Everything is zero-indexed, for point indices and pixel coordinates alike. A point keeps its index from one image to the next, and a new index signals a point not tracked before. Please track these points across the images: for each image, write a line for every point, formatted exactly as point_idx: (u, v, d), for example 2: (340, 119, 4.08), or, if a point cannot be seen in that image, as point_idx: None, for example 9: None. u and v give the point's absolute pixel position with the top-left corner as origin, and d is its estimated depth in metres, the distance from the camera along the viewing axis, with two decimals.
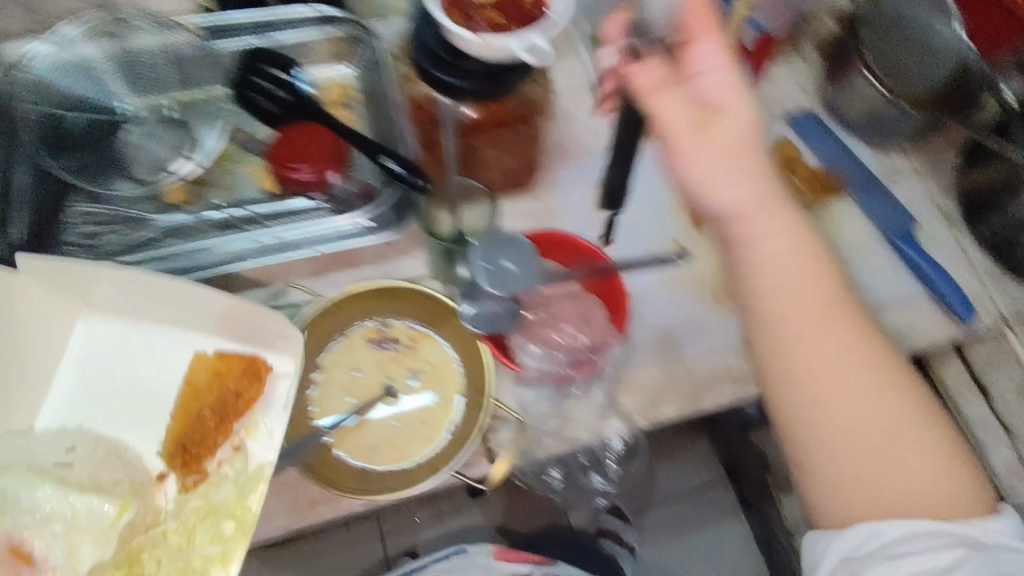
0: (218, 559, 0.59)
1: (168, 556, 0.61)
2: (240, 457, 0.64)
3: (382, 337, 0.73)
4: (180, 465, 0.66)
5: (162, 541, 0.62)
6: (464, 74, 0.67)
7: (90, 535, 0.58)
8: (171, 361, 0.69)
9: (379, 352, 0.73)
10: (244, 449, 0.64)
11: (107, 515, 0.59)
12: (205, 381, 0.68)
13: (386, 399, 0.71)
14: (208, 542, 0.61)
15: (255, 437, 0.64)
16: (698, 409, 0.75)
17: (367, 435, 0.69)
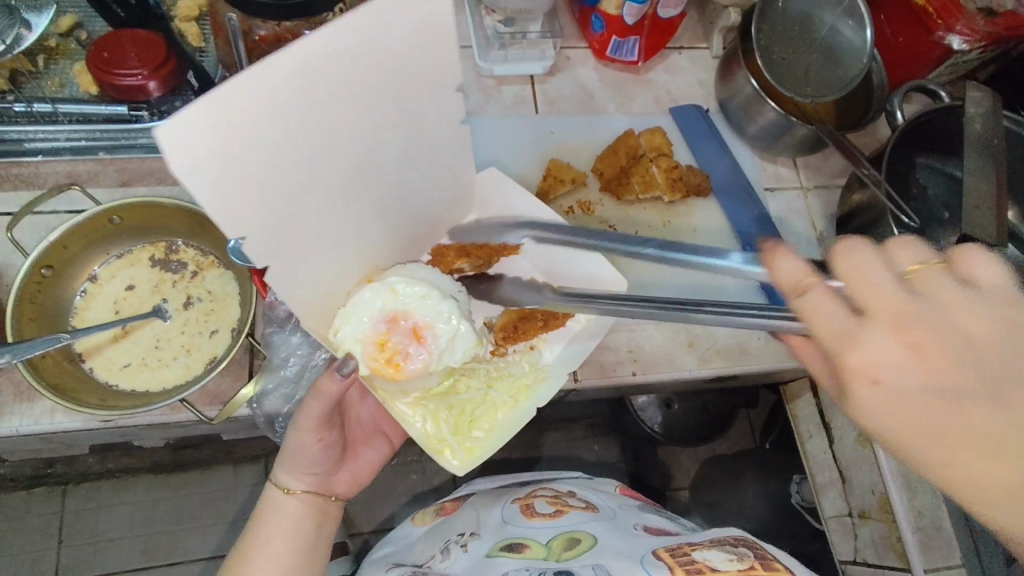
0: (497, 404, 0.62)
1: (479, 386, 0.63)
2: (529, 353, 0.66)
3: (168, 258, 0.68)
4: (502, 334, 0.64)
5: (477, 371, 0.63)
6: None
7: (458, 348, 0.59)
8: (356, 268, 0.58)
9: (159, 271, 0.67)
10: (537, 348, 0.66)
11: (467, 339, 0.59)
12: (513, 321, 0.65)
13: (152, 319, 0.65)
14: (502, 392, 0.63)
15: (548, 347, 0.66)
16: None
17: (123, 352, 0.63)
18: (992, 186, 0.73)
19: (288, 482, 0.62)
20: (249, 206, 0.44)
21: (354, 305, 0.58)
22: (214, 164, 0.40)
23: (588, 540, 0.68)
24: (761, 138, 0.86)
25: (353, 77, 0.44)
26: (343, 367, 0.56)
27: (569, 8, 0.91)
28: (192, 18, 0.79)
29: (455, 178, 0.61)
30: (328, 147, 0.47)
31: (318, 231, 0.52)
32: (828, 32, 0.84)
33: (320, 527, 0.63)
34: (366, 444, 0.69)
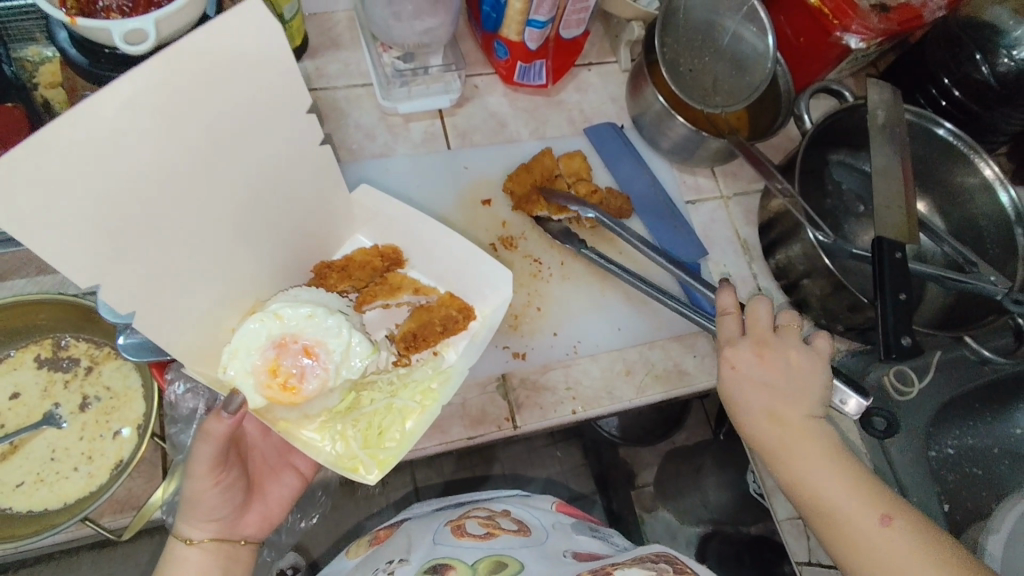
0: (405, 412, 0.57)
1: (382, 396, 0.58)
2: (434, 360, 0.62)
3: (56, 356, 0.62)
4: (402, 346, 0.62)
5: (379, 383, 0.59)
6: (96, 60, 0.52)
7: (352, 359, 0.55)
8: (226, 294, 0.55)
9: (48, 373, 0.61)
10: (440, 352, 0.63)
11: (361, 348, 0.55)
12: (412, 327, 0.62)
13: (45, 429, 0.59)
14: (409, 399, 0.58)
15: (452, 350, 0.63)
16: (421, 451, 0.67)
17: (14, 469, 0.58)
18: (900, 185, 0.74)
19: (189, 534, 0.53)
20: (93, 243, 0.42)
21: (238, 339, 0.53)
22: (38, 202, 0.39)
23: (517, 566, 0.59)
24: (677, 152, 0.85)
25: (191, 112, 0.43)
26: (231, 404, 0.50)
27: (471, 34, 0.88)
28: (57, 84, 0.72)
29: (331, 200, 0.60)
30: (178, 179, 0.46)
31: (178, 263, 0.49)
32: (731, 39, 0.83)
33: (231, 573, 0.54)
34: (272, 476, 0.59)
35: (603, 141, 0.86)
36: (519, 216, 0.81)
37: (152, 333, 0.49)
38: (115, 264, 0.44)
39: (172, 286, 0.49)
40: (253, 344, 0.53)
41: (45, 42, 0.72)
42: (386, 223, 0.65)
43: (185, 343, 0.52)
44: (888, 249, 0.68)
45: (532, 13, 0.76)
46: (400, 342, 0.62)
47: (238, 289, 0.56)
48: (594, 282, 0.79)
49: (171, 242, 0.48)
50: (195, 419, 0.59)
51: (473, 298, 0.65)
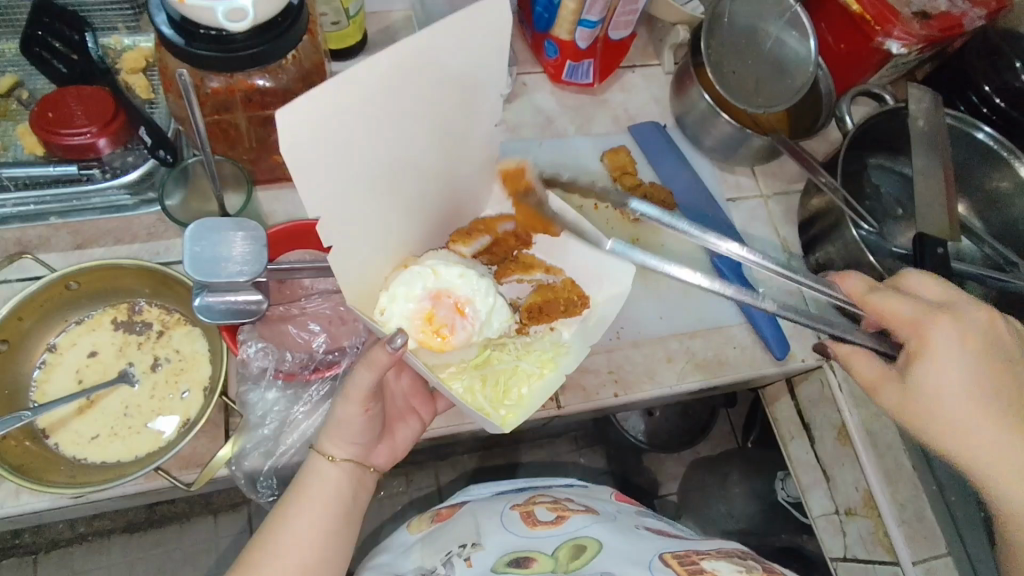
0: (528, 376, 0.62)
1: (509, 357, 0.62)
2: (549, 334, 0.64)
3: (131, 320, 0.66)
4: (525, 317, 0.63)
5: (508, 346, 0.62)
6: (193, 40, 0.55)
7: (494, 322, 0.60)
8: (391, 250, 0.58)
9: (123, 335, 0.65)
10: (556, 328, 0.64)
11: (501, 312, 0.61)
12: (535, 300, 0.64)
13: (119, 386, 0.63)
14: (532, 364, 0.62)
15: (566, 328, 0.64)
16: (465, 425, 0.69)
17: (90, 423, 0.61)
18: (940, 184, 0.75)
19: (331, 451, 0.56)
20: (331, 181, 0.46)
21: (396, 285, 0.57)
22: (304, 136, 0.42)
23: (596, 547, 0.60)
24: (719, 150, 0.88)
25: (425, 81, 0.47)
26: (393, 342, 0.50)
27: (521, 35, 0.92)
28: (139, 70, 0.77)
29: (490, 178, 0.63)
30: (399, 139, 0.49)
31: (373, 217, 0.52)
32: (774, 44, 0.86)
33: (359, 495, 0.58)
34: (401, 419, 0.62)
35: (644, 139, 0.89)
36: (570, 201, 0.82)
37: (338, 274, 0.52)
38: (332, 208, 0.47)
39: (360, 239, 0.52)
40: (410, 297, 0.57)
41: (127, 31, 0.79)
42: None
43: (354, 287, 0.55)
44: (931, 244, 0.69)
45: (584, 13, 0.79)
46: (523, 312, 0.64)
47: (402, 248, 0.59)
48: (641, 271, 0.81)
49: (375, 199, 0.51)
50: (265, 378, 0.61)
51: (589, 286, 0.64)
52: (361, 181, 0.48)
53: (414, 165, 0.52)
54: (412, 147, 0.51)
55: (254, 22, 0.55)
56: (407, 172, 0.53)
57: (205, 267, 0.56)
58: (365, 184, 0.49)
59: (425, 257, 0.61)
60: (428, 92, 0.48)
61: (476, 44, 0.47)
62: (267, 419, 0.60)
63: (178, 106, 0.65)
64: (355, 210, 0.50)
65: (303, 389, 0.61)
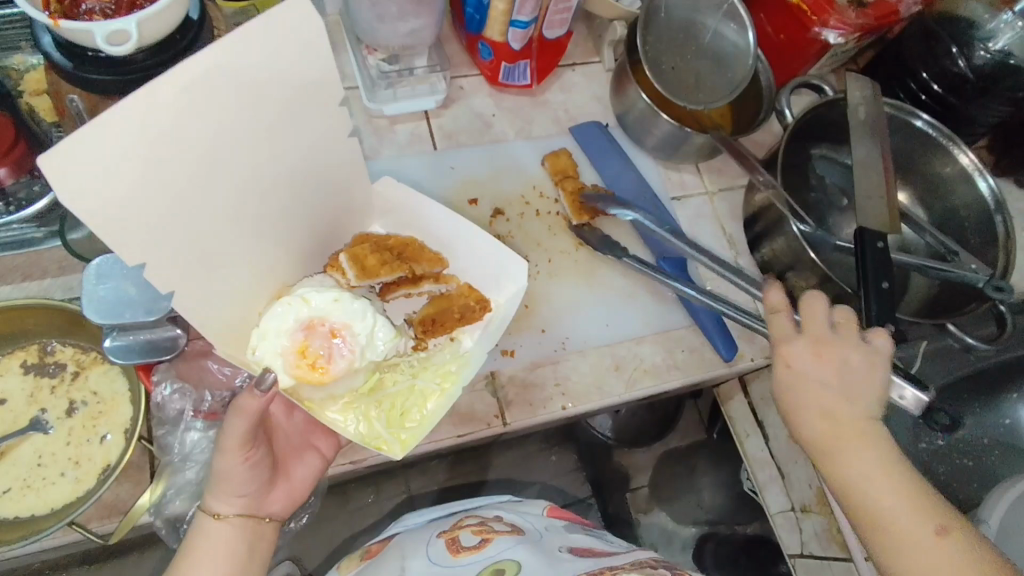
0: (425, 394, 0.60)
1: (404, 377, 0.60)
2: (451, 345, 0.64)
3: (43, 362, 0.62)
4: (421, 329, 0.64)
5: (401, 365, 0.61)
6: (82, 63, 0.52)
7: (377, 346, 0.56)
8: (258, 274, 0.55)
9: (34, 378, 0.61)
10: (457, 338, 0.64)
11: (385, 332, 0.56)
12: (430, 312, 0.64)
13: (31, 434, 0.59)
14: (429, 381, 0.61)
15: (468, 336, 0.64)
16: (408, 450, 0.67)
17: (0, 476, 0.57)
18: (880, 176, 0.74)
19: (217, 507, 0.53)
20: (150, 214, 0.42)
21: (266, 321, 0.54)
22: (98, 167, 0.38)
23: (514, 569, 0.57)
24: (662, 148, 0.86)
25: (246, 97, 0.44)
26: (263, 382, 0.50)
27: (456, 37, 0.89)
28: (43, 91, 0.72)
29: (353, 187, 0.60)
30: (228, 155, 0.45)
31: (218, 243, 0.49)
32: (712, 36, 0.84)
33: (255, 548, 0.55)
34: (296, 456, 0.59)
35: (585, 142, 0.87)
36: (486, 207, 0.81)
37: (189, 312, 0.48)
38: (161, 240, 0.44)
39: (213, 269, 0.49)
40: (282, 328, 0.53)
41: (30, 50, 0.72)
42: (405, 214, 0.66)
43: (218, 321, 0.52)
44: (871, 239, 0.68)
45: (515, 13, 0.77)
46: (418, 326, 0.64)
47: (265, 275, 0.55)
48: (585, 277, 0.80)
49: (217, 224, 0.48)
50: (183, 420, 0.58)
51: (490, 290, 0.67)
52: (189, 208, 0.45)
53: (258, 182, 0.49)
54: (248, 164, 0.48)
55: (146, 42, 0.51)
56: (253, 192, 0.49)
57: (113, 308, 0.53)
58: (196, 212, 0.45)
59: (299, 285, 0.58)
60: (251, 107, 0.45)
61: (299, 48, 0.44)
62: (190, 461, 0.58)
63: (76, 132, 0.61)
64: (193, 239, 0.46)
65: (226, 427, 0.59)
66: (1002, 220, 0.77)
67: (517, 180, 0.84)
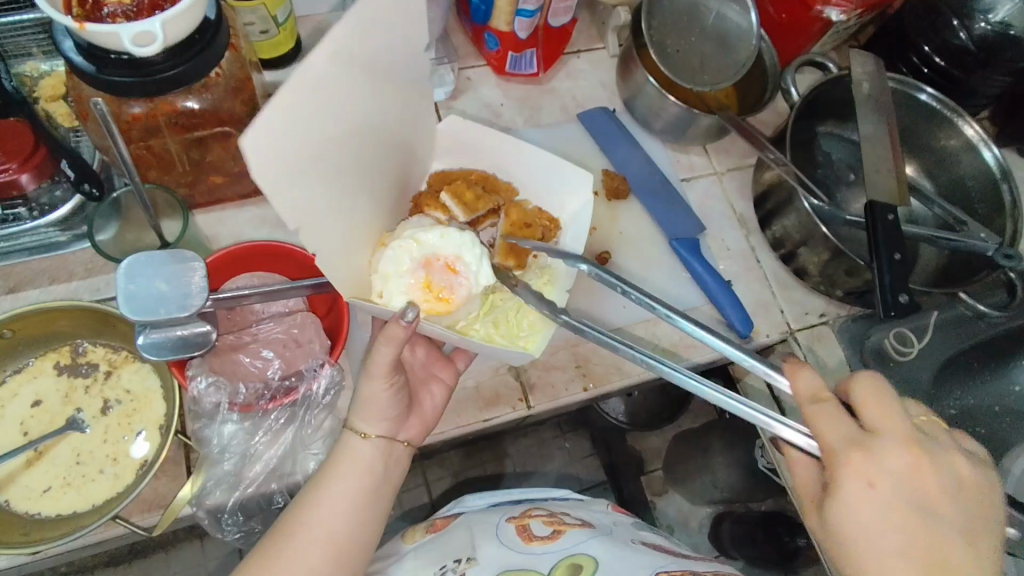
0: (530, 304, 0.64)
1: (512, 292, 0.65)
2: (536, 261, 0.68)
3: (75, 363, 0.63)
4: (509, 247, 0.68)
5: (506, 287, 0.65)
6: (104, 66, 0.52)
7: (486, 268, 0.60)
8: (371, 217, 0.61)
9: (67, 379, 0.62)
10: (541, 252, 0.69)
11: (490, 257, 0.62)
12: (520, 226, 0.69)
13: (68, 434, 0.60)
14: (533, 291, 0.66)
15: (549, 251, 0.71)
16: (435, 436, 0.68)
17: (41, 475, 0.58)
18: (888, 150, 0.75)
19: (362, 428, 0.56)
20: (305, 180, 0.48)
21: (385, 265, 0.59)
22: (277, 141, 0.43)
23: (593, 568, 0.59)
24: (671, 131, 0.87)
25: (362, 59, 0.50)
26: (407, 315, 0.52)
27: (462, 28, 0.90)
28: (59, 96, 0.73)
29: (420, 139, 0.67)
30: (349, 112, 0.51)
31: (345, 195, 0.55)
32: (716, 18, 0.85)
33: (392, 472, 0.57)
34: (424, 387, 0.62)
35: (594, 128, 0.87)
36: None
37: (331, 270, 0.54)
38: (315, 197, 0.50)
39: (345, 215, 0.55)
40: (407, 257, 0.59)
41: (44, 56, 0.74)
42: (471, 152, 0.73)
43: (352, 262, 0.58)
44: (882, 211, 0.69)
45: (521, 3, 0.77)
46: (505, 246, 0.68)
47: (368, 232, 0.61)
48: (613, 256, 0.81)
49: (343, 175, 0.54)
50: (220, 413, 0.59)
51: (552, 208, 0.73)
52: (328, 164, 0.51)
53: (367, 131, 0.55)
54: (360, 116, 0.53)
55: (168, 43, 0.52)
56: (364, 143, 0.55)
57: (147, 305, 0.53)
58: (332, 167, 0.51)
59: (403, 226, 0.64)
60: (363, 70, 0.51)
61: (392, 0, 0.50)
62: (229, 453, 0.59)
63: (98, 135, 0.62)
64: (331, 190, 0.52)
65: (262, 419, 0.59)
66: (1008, 189, 0.78)
67: None
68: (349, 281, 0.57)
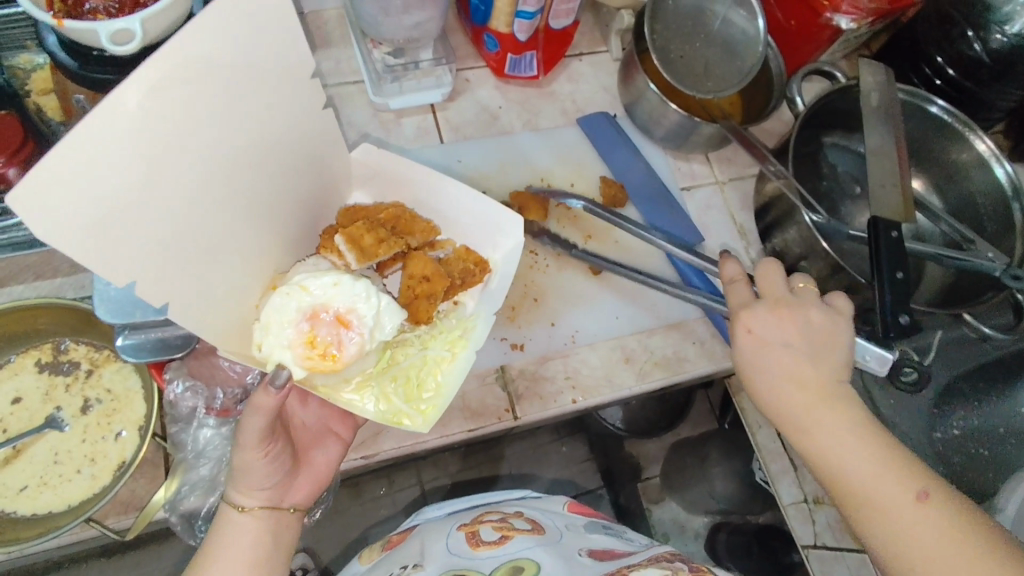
0: (439, 362, 0.60)
1: (417, 349, 0.61)
2: (456, 310, 0.65)
3: (57, 360, 0.62)
4: (415, 295, 0.62)
5: (410, 338, 0.61)
6: (88, 63, 0.52)
7: (386, 321, 0.56)
8: (252, 258, 0.55)
9: (49, 377, 0.62)
10: (460, 302, 0.65)
11: (390, 312, 0.56)
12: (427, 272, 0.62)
13: (47, 433, 0.59)
14: (440, 348, 0.61)
15: (469, 300, 0.65)
16: (419, 445, 0.67)
17: (18, 473, 0.58)
18: (894, 163, 0.73)
19: (241, 501, 0.53)
20: (122, 235, 0.41)
21: (268, 315, 0.53)
22: (81, 187, 0.38)
23: (533, 569, 0.58)
24: (672, 138, 0.85)
25: (201, 90, 0.43)
26: (277, 378, 0.49)
27: (461, 28, 0.88)
28: (50, 90, 0.72)
29: (332, 156, 0.60)
30: (204, 151, 0.45)
31: (206, 238, 0.49)
32: (721, 24, 0.83)
33: (280, 539, 0.54)
34: (317, 445, 0.59)
35: (592, 133, 0.86)
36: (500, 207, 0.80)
37: (185, 321, 0.48)
38: (159, 242, 0.44)
39: (211, 260, 0.50)
40: (287, 313, 0.53)
41: (36, 49, 0.72)
42: (385, 182, 0.66)
43: (222, 311, 0.52)
44: (885, 228, 0.67)
45: (520, 5, 0.76)
46: (412, 293, 0.62)
47: (254, 264, 0.55)
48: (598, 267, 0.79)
49: (204, 217, 0.48)
50: (196, 418, 0.58)
51: (481, 247, 0.66)
52: (175, 208, 0.45)
53: (238, 167, 0.49)
54: (222, 153, 0.47)
55: (151, 40, 0.51)
56: (233, 180, 0.49)
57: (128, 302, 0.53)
58: (181, 212, 0.45)
59: (295, 270, 0.58)
60: (208, 104, 0.43)
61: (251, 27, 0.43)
62: (204, 459, 0.58)
63: (85, 131, 0.62)
64: (185, 236, 0.46)
65: (240, 424, 0.60)
66: (1019, 208, 0.75)
67: (525, 172, 0.83)
68: (211, 330, 0.51)
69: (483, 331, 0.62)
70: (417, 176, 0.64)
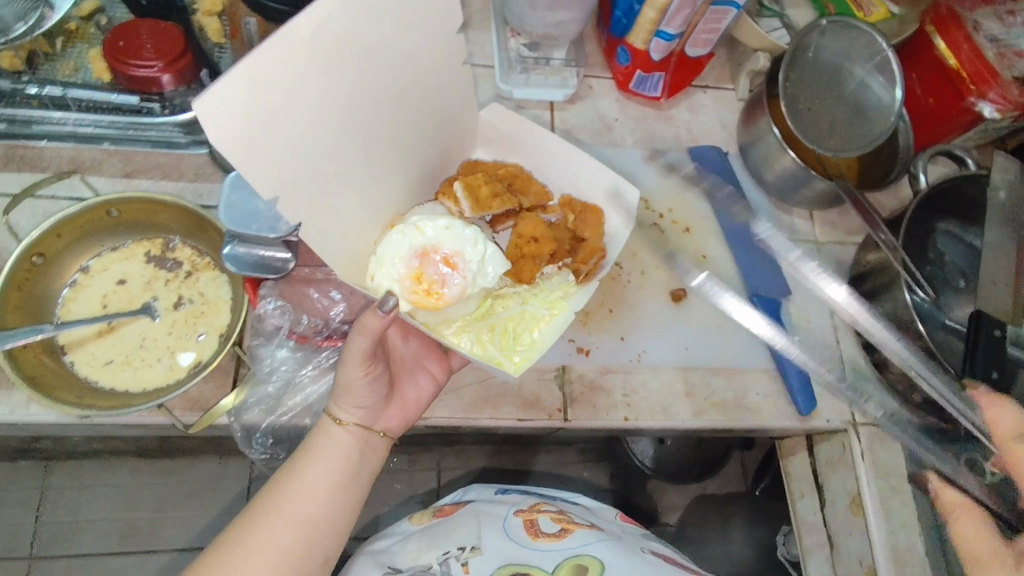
0: (536, 320, 0.63)
1: (516, 304, 0.64)
2: (558, 274, 0.66)
3: (163, 256, 0.67)
4: (519, 255, 0.65)
5: (510, 296, 0.64)
6: None
7: (489, 270, 0.58)
8: (376, 197, 0.58)
9: (153, 269, 0.66)
10: (565, 269, 0.66)
11: (495, 261, 0.58)
12: (540, 232, 0.65)
13: (140, 317, 0.63)
14: (540, 306, 0.64)
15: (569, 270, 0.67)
16: (470, 421, 0.68)
17: (107, 348, 0.62)
18: (1011, 263, 0.70)
19: (339, 414, 0.57)
20: (275, 165, 0.45)
21: (383, 249, 0.56)
22: (244, 113, 0.41)
23: (598, 569, 0.59)
24: (781, 187, 0.84)
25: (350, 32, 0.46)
26: (385, 305, 0.50)
27: (596, 37, 0.90)
28: (215, 12, 0.77)
29: (450, 126, 0.63)
30: (348, 88, 0.48)
31: (340, 171, 0.52)
32: (857, 85, 0.82)
33: (366, 458, 0.58)
34: (409, 375, 0.62)
35: (701, 163, 0.86)
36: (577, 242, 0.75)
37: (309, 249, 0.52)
38: (302, 171, 0.48)
39: (343, 191, 0.53)
40: (402, 247, 0.56)
41: None
42: (513, 146, 0.70)
43: (345, 239, 0.55)
44: (988, 325, 0.64)
45: (663, 24, 0.75)
46: (518, 250, 0.65)
47: (379, 206, 0.58)
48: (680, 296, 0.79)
49: (340, 150, 0.51)
50: (277, 337, 0.62)
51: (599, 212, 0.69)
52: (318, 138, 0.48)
53: (376, 108, 0.52)
54: (363, 92, 0.50)
55: None
56: (368, 120, 0.52)
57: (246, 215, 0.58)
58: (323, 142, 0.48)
59: (412, 213, 0.61)
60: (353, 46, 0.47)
61: None
62: (274, 379, 0.62)
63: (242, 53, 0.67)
64: (321, 165, 0.49)
65: (314, 352, 0.63)
66: None
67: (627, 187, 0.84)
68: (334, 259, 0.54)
69: (576, 301, 0.65)
70: (547, 140, 0.68)
